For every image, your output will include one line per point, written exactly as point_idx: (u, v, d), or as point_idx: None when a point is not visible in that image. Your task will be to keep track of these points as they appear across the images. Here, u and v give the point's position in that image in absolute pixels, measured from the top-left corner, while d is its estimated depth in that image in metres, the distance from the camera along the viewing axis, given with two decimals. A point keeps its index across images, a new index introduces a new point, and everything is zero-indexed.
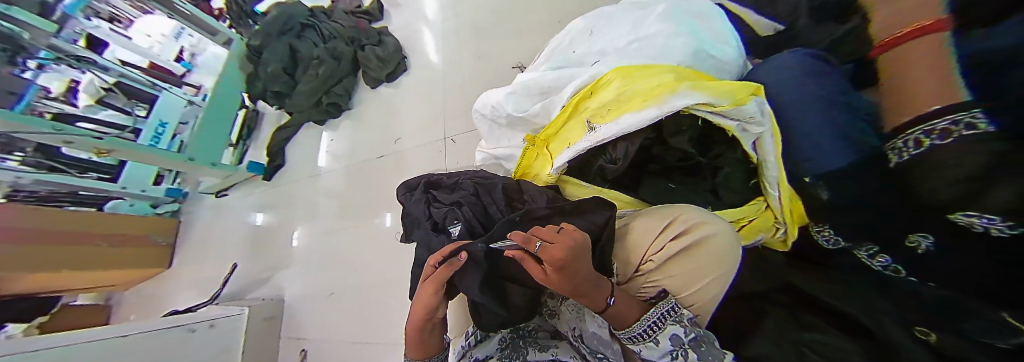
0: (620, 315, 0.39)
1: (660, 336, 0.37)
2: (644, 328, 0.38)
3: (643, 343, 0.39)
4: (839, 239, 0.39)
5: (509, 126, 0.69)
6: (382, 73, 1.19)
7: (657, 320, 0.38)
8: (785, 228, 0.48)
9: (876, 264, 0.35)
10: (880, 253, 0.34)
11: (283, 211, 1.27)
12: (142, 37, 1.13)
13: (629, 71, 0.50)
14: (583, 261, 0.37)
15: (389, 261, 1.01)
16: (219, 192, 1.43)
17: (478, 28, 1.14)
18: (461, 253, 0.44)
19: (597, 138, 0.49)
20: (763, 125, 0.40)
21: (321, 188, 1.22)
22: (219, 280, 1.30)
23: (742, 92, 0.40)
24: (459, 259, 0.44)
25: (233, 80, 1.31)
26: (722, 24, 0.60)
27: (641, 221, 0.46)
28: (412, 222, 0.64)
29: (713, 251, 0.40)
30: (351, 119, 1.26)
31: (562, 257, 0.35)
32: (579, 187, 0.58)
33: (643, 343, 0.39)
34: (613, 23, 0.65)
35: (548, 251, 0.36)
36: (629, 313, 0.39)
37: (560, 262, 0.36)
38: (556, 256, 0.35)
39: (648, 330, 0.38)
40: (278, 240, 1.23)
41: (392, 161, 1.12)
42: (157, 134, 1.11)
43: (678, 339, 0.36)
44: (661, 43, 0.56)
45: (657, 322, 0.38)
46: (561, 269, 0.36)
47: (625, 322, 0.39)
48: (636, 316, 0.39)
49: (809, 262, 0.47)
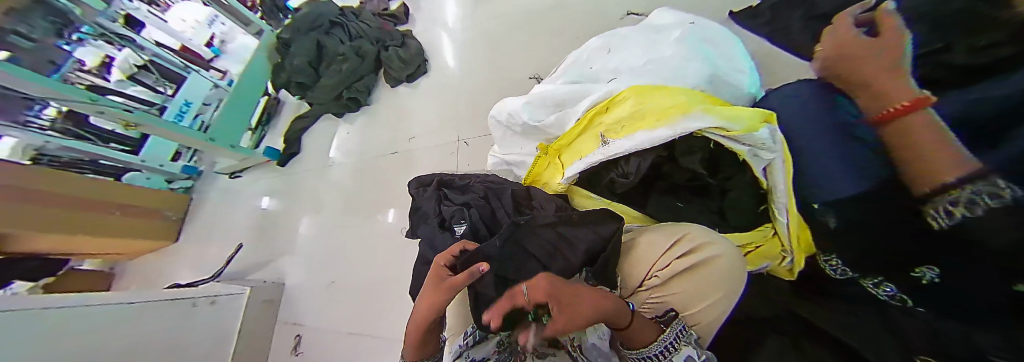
0: (637, 333, 0.38)
1: (675, 357, 0.37)
2: (661, 348, 0.37)
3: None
4: (846, 269, 0.40)
5: (522, 134, 0.71)
6: (402, 73, 1.23)
7: (673, 341, 0.38)
8: (791, 258, 0.47)
9: (882, 294, 0.36)
10: (884, 282, 0.35)
11: (292, 198, 1.28)
12: (178, 21, 1.19)
13: (645, 89, 0.52)
14: (568, 287, 0.38)
15: (392, 257, 1.01)
16: (232, 173, 1.46)
17: (500, 38, 1.18)
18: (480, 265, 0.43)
19: (610, 151, 0.50)
20: (775, 152, 0.41)
21: (330, 179, 1.24)
22: (222, 261, 1.30)
23: (753, 119, 0.41)
24: (478, 269, 0.42)
25: (259, 69, 1.36)
26: (735, 54, 0.63)
27: (647, 236, 0.48)
28: (420, 218, 0.65)
29: (718, 271, 0.40)
30: (367, 116, 1.29)
31: (567, 311, 0.36)
32: (588, 198, 0.59)
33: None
34: (629, 43, 0.68)
35: (534, 290, 0.38)
36: (643, 333, 0.38)
37: (551, 294, 0.37)
38: (543, 289, 0.38)
39: (664, 350, 0.37)
40: (283, 225, 1.25)
41: (404, 158, 1.14)
42: (181, 113, 1.15)
43: (694, 361, 0.36)
44: (676, 65, 0.58)
45: (673, 343, 0.37)
46: (558, 299, 0.37)
47: (641, 342, 0.38)
48: (652, 338, 0.38)
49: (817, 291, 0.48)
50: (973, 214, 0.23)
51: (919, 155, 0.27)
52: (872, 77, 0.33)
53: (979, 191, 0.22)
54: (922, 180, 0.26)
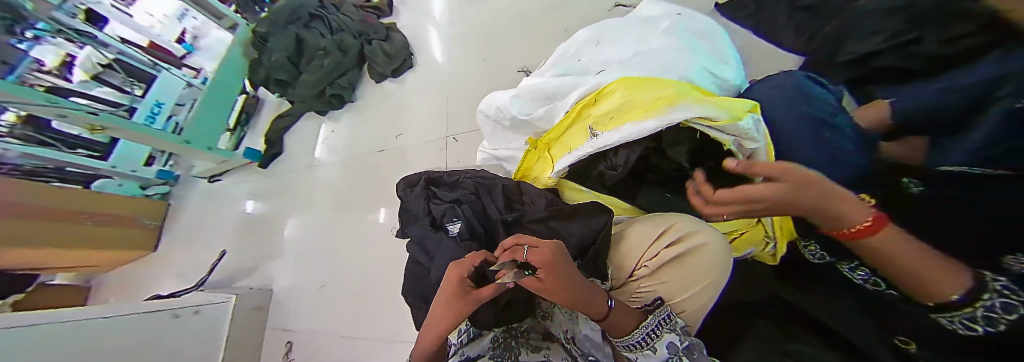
0: (619, 322, 0.39)
1: (657, 343, 0.37)
2: (642, 335, 0.38)
3: (641, 351, 0.38)
4: (825, 254, 0.43)
5: (512, 129, 0.70)
6: (387, 68, 1.19)
7: (655, 327, 0.38)
8: (774, 243, 0.48)
9: (856, 277, 0.37)
10: (860, 266, 0.37)
11: (277, 201, 1.25)
12: (145, 15, 1.11)
13: (634, 81, 0.52)
14: (567, 266, 0.38)
15: (383, 258, 1.00)
16: (212, 177, 1.40)
17: (487, 30, 1.16)
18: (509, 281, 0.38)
19: (599, 143, 0.50)
20: (758, 141, 0.42)
21: (316, 180, 1.21)
22: (205, 268, 1.26)
23: (740, 109, 0.42)
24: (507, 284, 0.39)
25: (235, 65, 1.31)
26: (722, 45, 0.63)
27: (637, 227, 0.48)
28: (409, 218, 0.64)
29: (705, 259, 0.41)
30: (353, 113, 1.25)
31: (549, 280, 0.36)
32: (578, 192, 0.59)
33: (642, 351, 0.38)
34: (618, 35, 0.68)
35: (535, 253, 0.37)
36: (626, 319, 0.39)
37: (548, 264, 0.36)
38: (544, 257, 0.36)
39: (645, 337, 0.38)
40: (269, 230, 1.21)
41: (392, 157, 1.12)
42: (152, 114, 1.09)
43: (675, 347, 0.36)
44: (664, 55, 0.58)
45: (655, 330, 0.38)
46: (551, 270, 0.36)
47: (625, 329, 0.39)
48: (635, 324, 0.39)
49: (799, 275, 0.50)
50: (995, 330, 0.23)
51: (893, 265, 0.29)
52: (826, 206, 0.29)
53: (991, 304, 0.23)
54: (927, 295, 0.27)
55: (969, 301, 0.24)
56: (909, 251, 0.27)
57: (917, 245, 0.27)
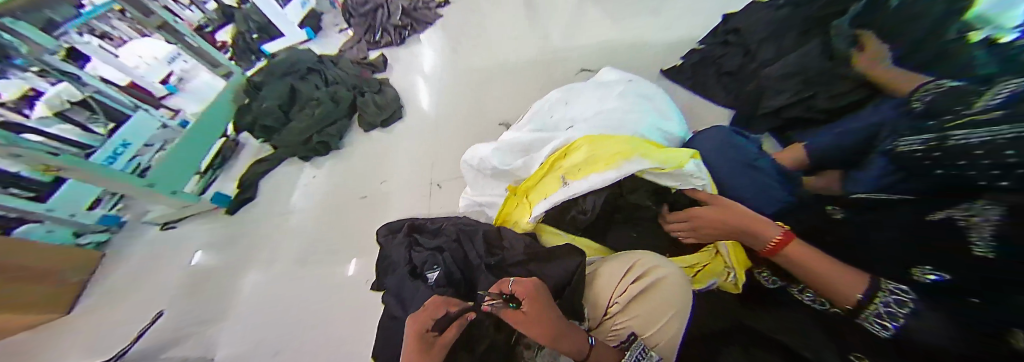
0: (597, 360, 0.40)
1: None
2: None
3: None
4: (776, 279, 0.53)
5: (493, 177, 0.74)
6: (377, 119, 1.26)
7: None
8: (733, 272, 0.53)
9: (806, 299, 0.46)
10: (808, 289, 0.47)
11: (243, 246, 1.14)
12: (132, 57, 1.12)
13: (596, 138, 0.60)
14: (546, 298, 0.41)
15: (355, 313, 0.92)
16: (166, 223, 1.28)
17: (471, 88, 1.30)
18: (469, 312, 0.45)
19: (572, 191, 0.55)
20: (702, 179, 0.53)
21: (288, 227, 1.14)
22: (129, 336, 1.01)
23: (681, 158, 0.53)
24: (467, 319, 0.44)
25: (222, 112, 1.33)
26: (668, 107, 0.76)
27: (607, 267, 0.51)
28: (387, 267, 0.63)
29: (669, 291, 0.44)
30: (337, 159, 1.26)
31: (533, 307, 0.39)
32: (555, 234, 0.62)
33: None
34: (583, 97, 0.79)
35: (521, 283, 0.42)
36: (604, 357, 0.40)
37: (530, 294, 0.40)
38: (529, 285, 0.42)
39: None
40: (222, 284, 1.08)
41: (374, 202, 1.11)
42: (114, 154, 1.02)
43: None
44: (621, 116, 0.69)
45: None
46: (535, 298, 0.40)
47: None
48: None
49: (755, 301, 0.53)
50: (898, 326, 0.32)
51: (813, 274, 0.41)
52: (753, 220, 0.47)
53: (888, 300, 0.33)
54: (842, 299, 0.38)
55: (871, 299, 0.35)
56: (818, 258, 0.41)
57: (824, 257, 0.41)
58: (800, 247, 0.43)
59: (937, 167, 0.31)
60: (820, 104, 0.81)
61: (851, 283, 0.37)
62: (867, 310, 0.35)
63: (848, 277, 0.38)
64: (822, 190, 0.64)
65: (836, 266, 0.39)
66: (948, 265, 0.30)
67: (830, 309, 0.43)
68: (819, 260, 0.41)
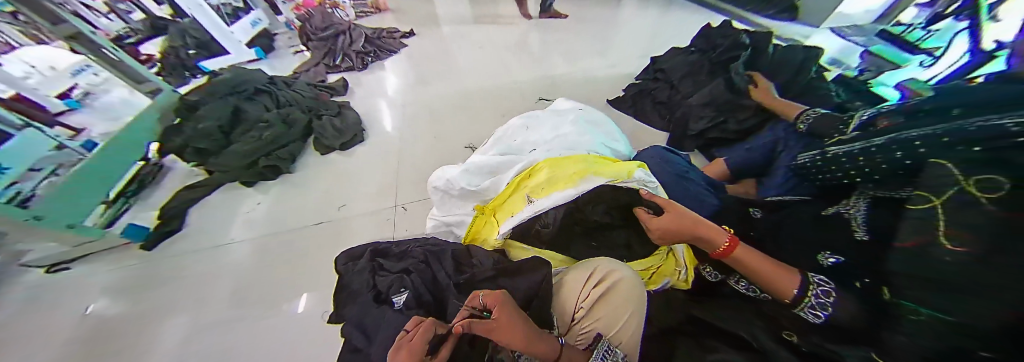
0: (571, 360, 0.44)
1: None
2: None
3: None
4: (715, 272, 0.59)
5: (461, 197, 0.77)
6: (336, 142, 1.22)
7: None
8: (683, 270, 0.61)
9: (741, 289, 0.53)
10: (741, 279, 0.53)
11: (159, 288, 0.95)
12: (20, 66, 0.98)
13: (556, 162, 0.68)
14: (513, 306, 0.44)
15: (305, 354, 0.80)
16: (54, 265, 1.03)
17: (434, 111, 1.34)
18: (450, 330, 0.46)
19: (536, 208, 0.60)
20: (654, 183, 0.61)
21: (221, 262, 1.00)
22: None
23: (629, 167, 0.61)
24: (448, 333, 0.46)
25: (142, 131, 1.16)
26: (614, 130, 0.89)
27: (571, 275, 0.55)
28: (347, 296, 0.59)
29: (625, 292, 0.50)
30: (287, 183, 1.16)
31: (502, 316, 0.42)
32: (521, 249, 0.65)
33: None
34: (542, 123, 0.88)
35: (490, 295, 0.45)
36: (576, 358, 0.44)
37: (499, 303, 0.44)
38: (497, 297, 0.45)
39: None
40: (121, 336, 0.86)
41: (330, 228, 1.04)
42: None
43: None
44: (575, 138, 0.79)
45: None
46: (502, 307, 0.43)
47: None
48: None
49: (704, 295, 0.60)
50: (831, 314, 0.38)
51: (756, 273, 0.46)
52: (703, 226, 0.50)
53: (819, 291, 0.39)
54: (782, 295, 0.42)
55: (807, 292, 0.40)
56: (760, 258, 0.46)
57: (762, 255, 0.46)
58: (744, 249, 0.47)
59: (822, 174, 0.46)
60: (731, 127, 1.00)
61: (787, 279, 0.42)
62: (802, 303, 0.41)
63: (783, 273, 0.43)
64: (741, 195, 0.77)
65: (774, 263, 0.45)
66: (851, 253, 0.40)
67: (759, 295, 0.50)
68: (760, 260, 0.45)
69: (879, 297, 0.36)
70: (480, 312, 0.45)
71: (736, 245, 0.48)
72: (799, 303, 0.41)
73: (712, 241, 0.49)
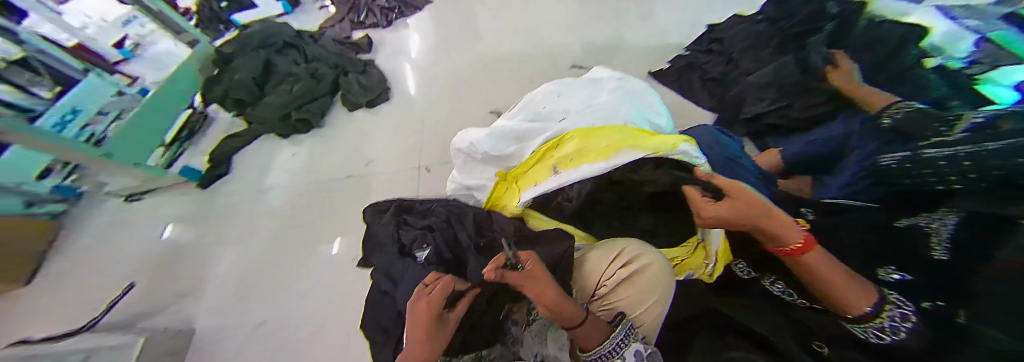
0: (586, 336, 0.43)
1: (626, 352, 0.42)
2: (614, 344, 0.43)
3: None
4: (750, 270, 0.55)
5: (483, 161, 0.76)
6: (362, 99, 1.23)
7: (623, 337, 0.44)
8: (712, 264, 0.57)
9: (775, 291, 0.49)
10: (778, 281, 0.49)
11: (210, 226, 1.08)
12: (76, 14, 1.00)
13: (587, 132, 0.64)
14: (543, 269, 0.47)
15: (337, 292, 0.91)
16: (129, 196, 1.19)
17: (460, 74, 1.29)
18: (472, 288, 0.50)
19: (562, 179, 0.59)
20: (701, 159, 0.56)
21: (263, 206, 1.10)
22: (83, 315, 0.96)
23: (673, 140, 0.57)
24: (470, 291, 0.50)
25: (186, 81, 1.24)
26: (653, 101, 0.81)
27: (595, 253, 0.56)
28: (374, 245, 0.64)
29: (651, 276, 0.49)
30: (318, 138, 1.21)
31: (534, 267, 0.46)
32: (539, 219, 0.66)
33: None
34: (574, 91, 0.83)
35: (525, 252, 0.50)
36: (594, 336, 0.43)
37: (532, 259, 0.48)
38: (530, 255, 0.49)
39: (616, 347, 0.43)
40: (189, 261, 1.02)
41: (357, 183, 1.09)
42: (62, 122, 0.91)
43: (640, 354, 0.42)
44: (609, 109, 0.74)
45: (623, 340, 0.43)
46: (537, 263, 0.47)
47: (595, 342, 0.43)
48: (602, 338, 0.43)
49: (727, 289, 0.57)
50: (898, 339, 0.31)
51: (818, 282, 0.38)
52: (775, 219, 0.41)
53: (893, 313, 0.31)
54: (845, 309, 0.35)
55: (878, 313, 0.32)
56: (834, 265, 0.37)
57: (837, 264, 0.38)
58: (818, 254, 0.38)
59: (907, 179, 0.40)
60: (794, 113, 0.90)
61: (857, 292, 0.35)
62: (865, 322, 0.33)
63: (857, 288, 0.35)
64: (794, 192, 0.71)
65: (850, 276, 0.36)
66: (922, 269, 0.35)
67: (795, 299, 0.46)
68: (834, 268, 0.37)
69: (952, 318, 0.28)
70: (513, 264, 0.48)
71: (810, 248, 0.38)
72: (861, 321, 0.34)
73: (782, 236, 0.40)
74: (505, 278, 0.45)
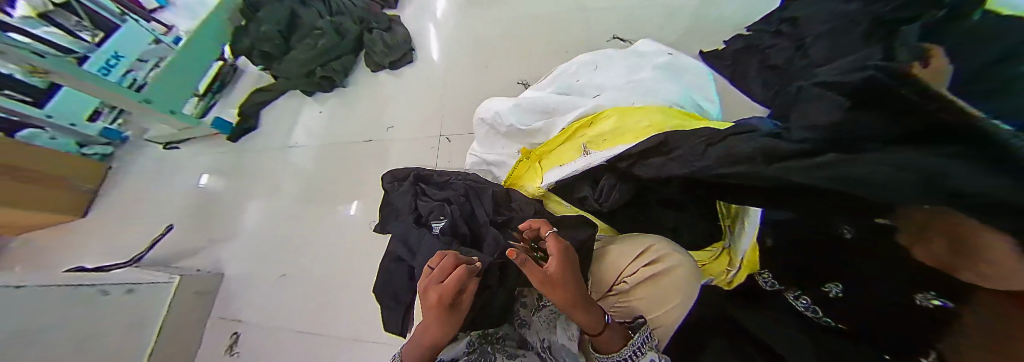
0: (606, 341, 0.41)
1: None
2: (632, 351, 0.39)
3: None
4: (774, 282, 0.38)
5: (506, 136, 0.71)
6: (385, 60, 1.18)
7: (640, 344, 0.40)
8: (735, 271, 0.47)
9: (797, 305, 0.35)
10: (802, 294, 0.34)
11: (239, 177, 1.14)
12: None
13: (626, 111, 0.57)
14: (572, 262, 0.43)
15: (356, 251, 0.95)
16: (168, 144, 1.27)
17: (489, 38, 1.19)
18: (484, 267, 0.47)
19: (591, 159, 0.52)
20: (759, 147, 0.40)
21: (288, 163, 1.13)
22: (143, 244, 1.11)
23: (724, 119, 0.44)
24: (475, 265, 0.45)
25: (217, 31, 1.19)
26: (706, 80, 0.70)
27: (617, 247, 0.50)
28: (390, 213, 0.63)
29: (679, 280, 0.44)
30: (342, 98, 1.20)
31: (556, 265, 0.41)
32: (560, 204, 0.60)
33: None
34: (614, 63, 0.73)
35: (553, 237, 0.44)
36: (614, 341, 0.41)
37: (559, 253, 0.42)
38: (559, 245, 0.43)
39: (633, 354, 0.39)
40: (225, 208, 1.11)
41: (378, 148, 1.08)
42: (107, 65, 0.97)
43: None
44: (654, 86, 0.64)
45: (640, 347, 0.39)
46: (562, 258, 0.42)
47: (612, 348, 0.41)
48: (625, 341, 0.41)
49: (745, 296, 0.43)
50: None
51: None
52: None
53: None
54: None
55: None
56: None
57: None
58: None
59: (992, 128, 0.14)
60: None
61: None
62: None
63: None
64: None
65: None
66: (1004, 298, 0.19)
67: (821, 319, 0.33)
68: None
69: None
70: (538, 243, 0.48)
71: None
72: None
73: None
74: (524, 268, 0.41)
